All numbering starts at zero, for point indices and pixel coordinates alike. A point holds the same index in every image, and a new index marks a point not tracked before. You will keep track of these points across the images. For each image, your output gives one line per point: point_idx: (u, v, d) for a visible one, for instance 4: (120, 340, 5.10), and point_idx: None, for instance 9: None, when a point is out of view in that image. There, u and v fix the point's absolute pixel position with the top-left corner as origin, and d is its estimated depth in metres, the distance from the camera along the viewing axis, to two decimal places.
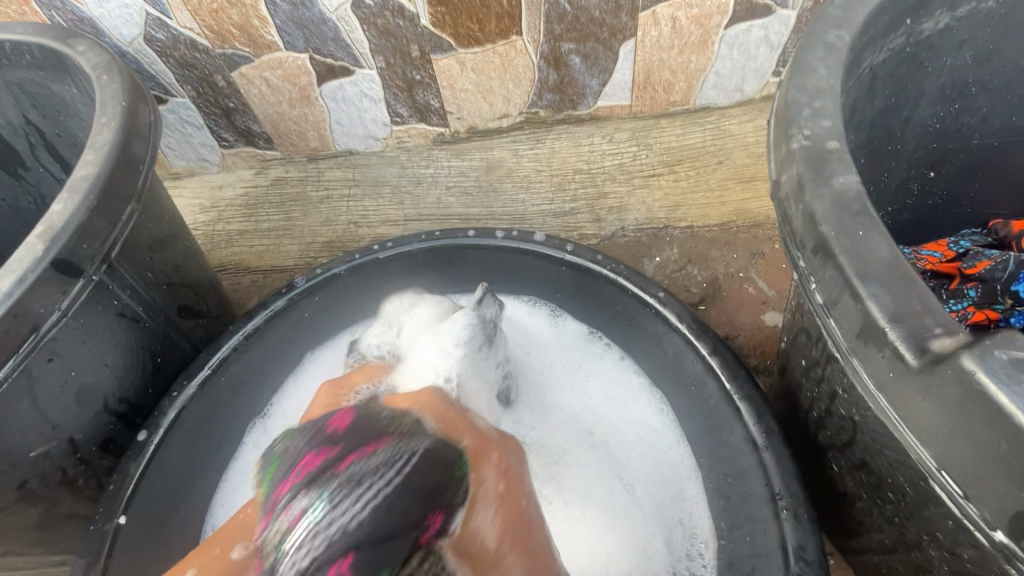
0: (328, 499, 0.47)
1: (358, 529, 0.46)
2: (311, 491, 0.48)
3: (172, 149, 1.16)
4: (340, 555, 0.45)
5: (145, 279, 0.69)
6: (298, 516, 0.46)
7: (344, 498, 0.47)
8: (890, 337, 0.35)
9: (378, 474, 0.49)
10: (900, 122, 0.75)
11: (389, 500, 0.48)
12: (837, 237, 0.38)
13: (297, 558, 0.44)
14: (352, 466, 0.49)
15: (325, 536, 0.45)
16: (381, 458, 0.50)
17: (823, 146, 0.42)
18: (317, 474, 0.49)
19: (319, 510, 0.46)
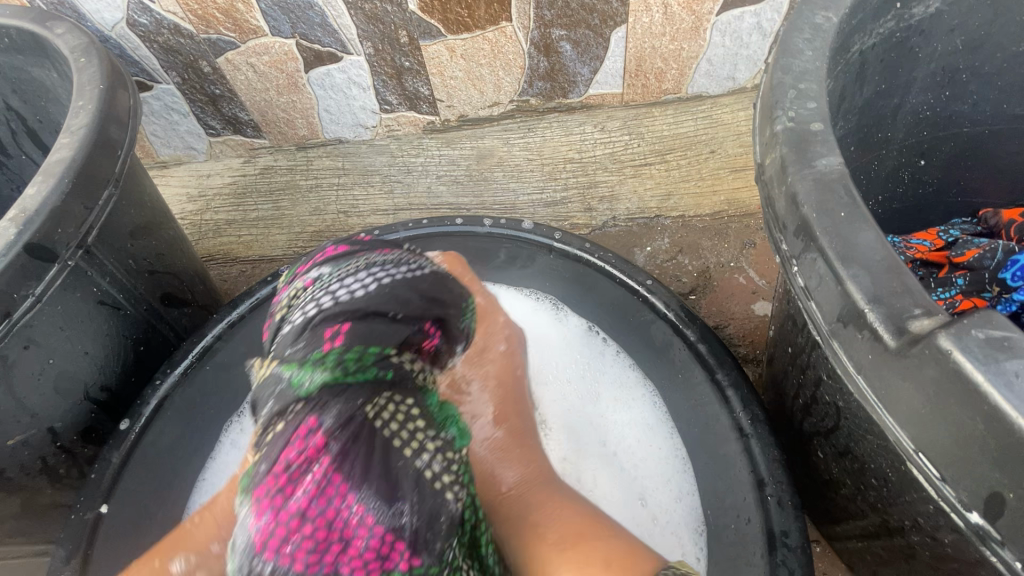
0: (346, 266, 0.58)
1: (359, 300, 0.55)
2: (329, 265, 0.59)
3: (158, 137, 1.15)
4: (332, 329, 0.52)
5: (125, 266, 0.68)
6: (316, 278, 0.58)
7: (372, 262, 0.58)
8: (869, 319, 0.34)
9: (385, 269, 0.58)
10: (890, 109, 0.75)
11: (392, 284, 0.57)
12: (818, 219, 0.38)
13: (307, 311, 0.55)
14: (366, 257, 0.59)
15: (325, 305, 0.55)
16: (395, 258, 0.60)
17: (807, 128, 0.42)
18: (341, 255, 0.60)
19: (334, 273, 0.58)
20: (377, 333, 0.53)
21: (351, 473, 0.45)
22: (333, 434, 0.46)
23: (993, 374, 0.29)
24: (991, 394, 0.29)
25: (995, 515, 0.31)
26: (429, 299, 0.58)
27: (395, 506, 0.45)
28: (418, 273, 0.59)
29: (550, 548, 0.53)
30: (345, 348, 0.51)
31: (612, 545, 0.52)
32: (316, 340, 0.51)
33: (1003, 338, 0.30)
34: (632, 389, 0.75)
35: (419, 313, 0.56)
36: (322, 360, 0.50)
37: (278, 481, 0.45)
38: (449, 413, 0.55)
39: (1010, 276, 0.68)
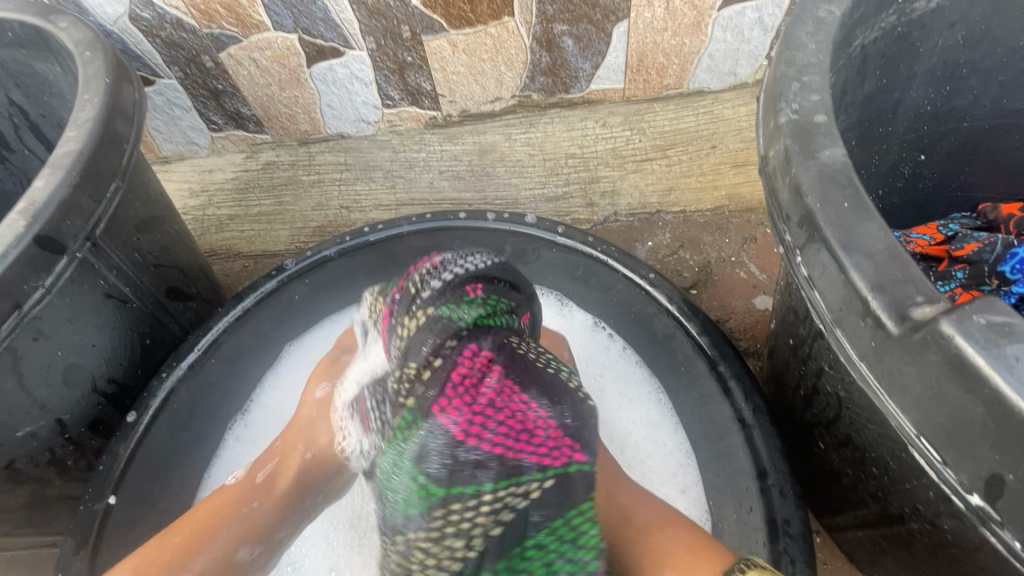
0: (454, 249, 0.62)
1: (486, 263, 0.59)
2: (435, 252, 0.62)
3: (160, 132, 1.15)
4: (471, 282, 0.56)
5: (131, 259, 0.69)
6: (437, 256, 0.60)
7: (470, 248, 0.64)
8: (871, 305, 0.35)
9: (481, 252, 0.64)
10: (892, 104, 0.75)
11: (495, 259, 0.63)
12: (822, 209, 0.38)
13: (449, 274, 0.57)
14: (462, 247, 0.65)
15: (464, 269, 0.57)
16: (477, 251, 0.66)
17: (811, 120, 0.42)
18: (435, 251, 0.64)
19: (446, 254, 0.61)
20: (508, 290, 0.59)
21: (519, 378, 0.53)
22: (499, 351, 0.53)
23: (993, 357, 0.30)
24: (992, 376, 0.30)
25: (996, 497, 0.32)
26: (518, 275, 0.66)
27: (560, 408, 0.52)
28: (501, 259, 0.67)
29: (644, 541, 0.58)
30: (487, 294, 0.56)
31: (698, 533, 0.58)
32: (463, 290, 0.56)
33: (1003, 323, 0.30)
34: (635, 387, 0.76)
35: (519, 283, 0.64)
36: (474, 302, 0.55)
37: (465, 381, 0.51)
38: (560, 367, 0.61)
39: (1009, 268, 0.68)
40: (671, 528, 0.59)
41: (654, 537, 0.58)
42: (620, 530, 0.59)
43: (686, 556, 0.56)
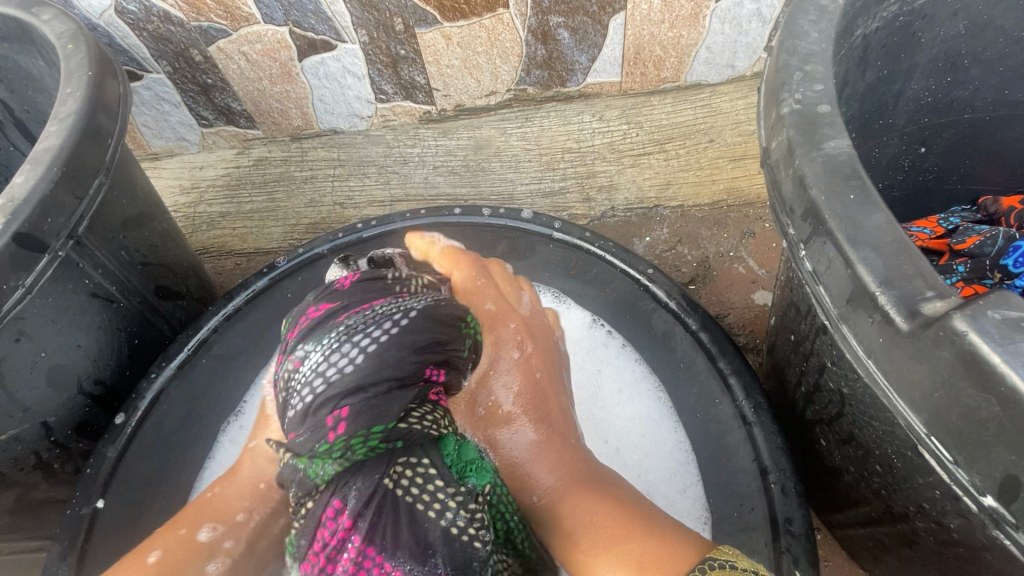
0: (322, 345, 0.47)
1: (346, 380, 0.45)
2: (309, 338, 0.49)
3: (149, 128, 1.13)
4: (332, 415, 0.44)
5: (118, 258, 0.67)
6: (302, 359, 0.48)
7: (346, 330, 0.47)
8: (879, 301, 0.33)
9: (361, 334, 0.47)
10: (892, 96, 0.74)
11: (378, 351, 0.46)
12: (827, 202, 0.37)
13: (306, 397, 0.46)
14: (342, 323, 0.48)
15: (315, 394, 0.46)
16: (373, 313, 0.48)
17: (814, 110, 0.41)
18: (323, 317, 0.49)
19: (315, 352, 0.47)
20: (380, 408, 0.45)
21: (383, 543, 0.41)
22: (360, 512, 0.42)
23: (1010, 353, 0.29)
24: (1008, 375, 0.29)
25: (1010, 499, 0.31)
26: (426, 343, 0.48)
27: (429, 564, 0.41)
28: (407, 319, 0.48)
29: (586, 553, 0.49)
30: (349, 434, 0.44)
31: (650, 532, 0.48)
32: (321, 427, 0.45)
33: (1018, 318, 0.29)
34: (636, 384, 0.74)
35: (416, 363, 0.48)
36: (329, 454, 0.44)
37: (316, 561, 0.43)
38: (469, 455, 0.50)
39: (1012, 262, 0.68)
40: (614, 537, 0.48)
41: (594, 557, 0.48)
42: (557, 541, 0.51)
43: (631, 571, 0.46)
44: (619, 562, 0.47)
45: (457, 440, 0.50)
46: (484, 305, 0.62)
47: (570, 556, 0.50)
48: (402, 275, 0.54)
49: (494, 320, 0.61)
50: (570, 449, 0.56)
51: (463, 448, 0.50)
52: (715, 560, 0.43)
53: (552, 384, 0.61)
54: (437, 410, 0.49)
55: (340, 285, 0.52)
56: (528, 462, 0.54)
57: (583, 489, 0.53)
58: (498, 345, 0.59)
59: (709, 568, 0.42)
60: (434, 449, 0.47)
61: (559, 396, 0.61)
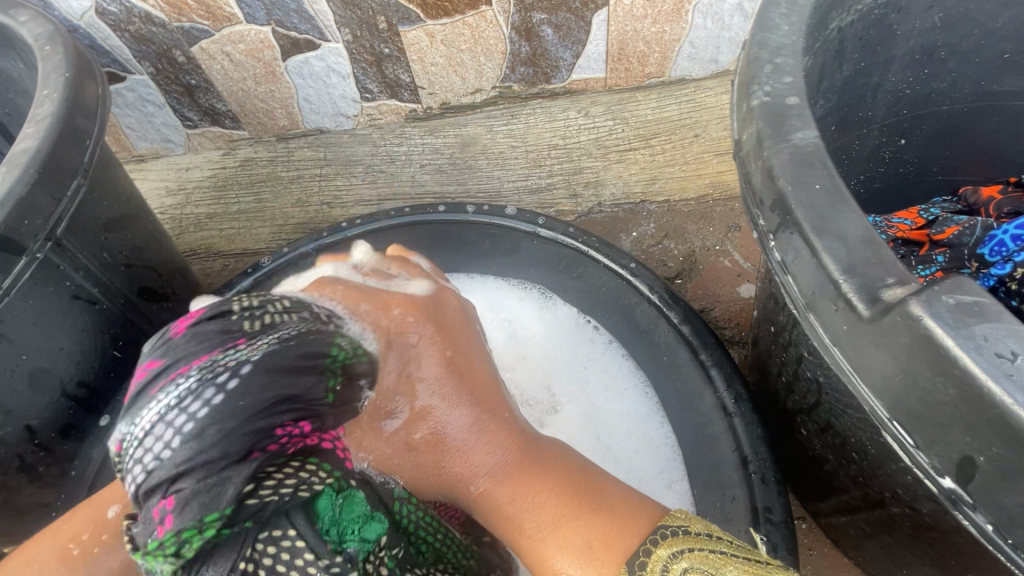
0: (139, 421, 0.38)
1: (166, 466, 0.36)
2: (126, 414, 0.39)
3: (133, 130, 1.12)
4: (161, 503, 0.36)
5: (100, 260, 0.67)
6: (120, 440, 0.38)
7: (170, 399, 0.38)
8: (843, 289, 0.34)
9: (189, 402, 0.37)
10: (871, 88, 0.75)
11: (207, 421, 0.37)
12: (794, 192, 0.37)
13: (135, 481, 0.37)
14: (163, 390, 0.38)
15: (140, 481, 0.37)
16: (202, 370, 0.39)
17: (783, 102, 0.41)
18: (144, 381, 0.39)
19: (132, 430, 0.38)
20: (213, 489, 0.36)
21: None
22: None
23: (962, 337, 0.29)
24: (960, 358, 0.29)
25: (967, 480, 0.31)
26: (274, 401, 0.39)
27: None
28: (237, 378, 0.39)
29: (533, 533, 0.47)
30: (181, 523, 0.35)
31: (600, 509, 0.47)
32: (149, 518, 0.36)
33: (972, 302, 0.30)
34: (623, 381, 0.75)
35: (261, 428, 0.39)
36: (161, 552, 0.36)
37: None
38: (354, 515, 0.41)
39: (989, 251, 0.68)
40: (563, 516, 0.47)
41: (542, 542, 0.47)
42: (502, 528, 0.49)
43: (579, 552, 0.46)
44: (568, 545, 0.46)
45: (340, 494, 0.41)
46: (360, 297, 0.51)
47: (518, 539, 0.48)
48: (251, 299, 0.44)
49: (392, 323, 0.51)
50: (507, 428, 0.51)
51: (348, 505, 0.41)
52: (670, 526, 0.46)
53: (470, 361, 0.54)
54: (302, 463, 0.40)
55: (173, 335, 0.42)
56: (462, 447, 0.50)
57: (527, 471, 0.49)
58: (395, 341, 0.50)
59: (659, 537, 0.45)
60: (300, 517, 0.38)
61: (483, 373, 0.54)
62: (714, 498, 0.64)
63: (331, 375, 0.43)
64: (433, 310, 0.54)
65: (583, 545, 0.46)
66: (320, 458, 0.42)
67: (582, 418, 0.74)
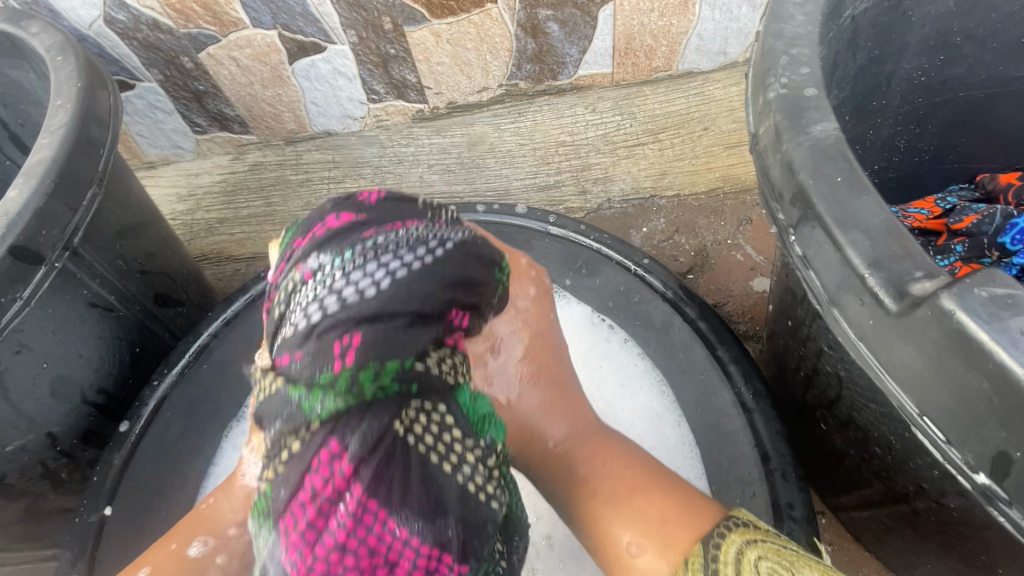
0: (341, 254, 0.42)
1: (361, 306, 0.41)
2: (317, 248, 0.43)
3: (144, 137, 1.13)
4: (343, 338, 0.41)
5: (116, 267, 0.68)
6: (311, 272, 0.42)
7: (376, 249, 0.43)
8: (868, 283, 0.33)
9: (391, 258, 0.43)
10: (884, 76, 0.74)
11: (410, 278, 0.43)
12: (815, 185, 0.37)
13: (303, 317, 0.41)
14: (373, 236, 0.43)
15: (322, 315, 0.41)
16: (413, 234, 0.45)
17: (801, 93, 0.41)
18: (349, 224, 0.44)
19: (329, 263, 0.42)
20: (400, 343, 0.42)
21: (389, 496, 0.39)
22: (364, 458, 0.39)
23: (996, 330, 0.29)
24: (996, 352, 0.29)
25: (1002, 475, 0.31)
26: (464, 282, 0.46)
27: (440, 522, 0.41)
28: (444, 250, 0.45)
29: (601, 505, 0.54)
30: (363, 360, 0.41)
31: (671, 489, 0.53)
32: (322, 354, 0.40)
33: (1006, 295, 0.29)
34: (640, 379, 0.74)
35: (447, 304, 0.45)
36: (333, 384, 0.40)
37: (299, 517, 0.39)
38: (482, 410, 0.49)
39: (1009, 239, 0.68)
40: (634, 491, 0.53)
41: (612, 508, 0.53)
42: (570, 491, 0.56)
43: (650, 524, 0.51)
44: (638, 517, 0.51)
45: (472, 392, 0.50)
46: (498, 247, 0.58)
47: (590, 506, 0.55)
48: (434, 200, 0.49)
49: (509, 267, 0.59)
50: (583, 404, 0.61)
51: (477, 401, 0.49)
52: (737, 519, 0.49)
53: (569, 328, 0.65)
54: (460, 353, 0.47)
55: (364, 197, 0.46)
56: (549, 407, 0.59)
57: (599, 444, 0.58)
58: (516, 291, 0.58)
59: (733, 525, 0.48)
60: (450, 396, 0.46)
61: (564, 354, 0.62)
62: (734, 496, 0.63)
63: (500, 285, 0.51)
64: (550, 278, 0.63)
65: (653, 523, 0.51)
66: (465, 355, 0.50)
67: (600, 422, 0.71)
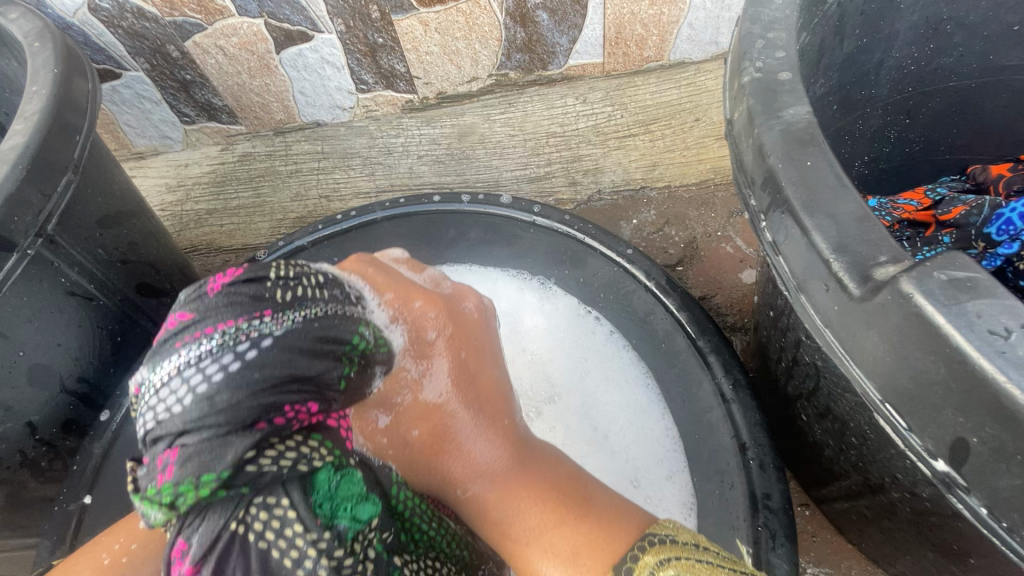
0: (159, 370, 0.43)
1: (175, 421, 0.41)
2: (148, 358, 0.44)
3: (132, 127, 1.13)
4: (166, 452, 0.41)
5: (96, 257, 0.67)
6: (140, 383, 0.44)
7: (188, 360, 0.42)
8: (833, 268, 0.33)
9: (207, 364, 0.42)
10: (873, 65, 0.73)
11: (228, 382, 0.42)
12: (784, 169, 0.36)
13: (140, 428, 0.43)
14: (185, 347, 0.42)
15: (149, 427, 0.42)
16: (226, 335, 0.43)
17: (774, 78, 0.40)
18: (169, 335, 0.43)
19: (151, 376, 0.43)
20: (214, 452, 0.40)
21: None
22: (201, 560, 0.40)
23: (953, 314, 0.28)
24: (952, 335, 0.28)
25: (961, 461, 0.30)
26: (288, 377, 0.44)
27: None
28: (256, 350, 0.43)
29: (518, 543, 0.51)
30: (180, 476, 0.40)
31: (588, 517, 0.50)
32: (152, 466, 0.41)
33: (966, 278, 0.29)
34: (624, 371, 0.74)
35: (272, 400, 0.43)
36: (158, 498, 0.40)
37: None
38: (347, 495, 0.44)
39: (996, 230, 0.67)
40: (547, 526, 0.50)
41: (528, 546, 0.50)
42: (490, 531, 0.54)
43: (564, 557, 0.48)
44: (551, 552, 0.49)
45: (339, 471, 0.46)
46: (390, 288, 0.56)
47: (510, 548, 0.52)
48: (288, 270, 0.47)
49: (402, 306, 0.56)
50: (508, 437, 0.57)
51: (345, 483, 0.45)
52: (656, 536, 0.46)
53: (480, 364, 0.60)
54: (305, 441, 0.45)
55: (209, 291, 0.45)
56: (460, 448, 0.56)
57: (512, 480, 0.54)
58: (408, 331, 0.56)
59: (647, 545, 0.45)
60: (299, 490, 0.42)
61: (487, 383, 0.60)
62: (713, 486, 0.64)
63: (349, 362, 0.49)
64: (453, 310, 0.60)
65: (568, 553, 0.48)
66: (322, 436, 0.47)
67: (585, 414, 0.74)
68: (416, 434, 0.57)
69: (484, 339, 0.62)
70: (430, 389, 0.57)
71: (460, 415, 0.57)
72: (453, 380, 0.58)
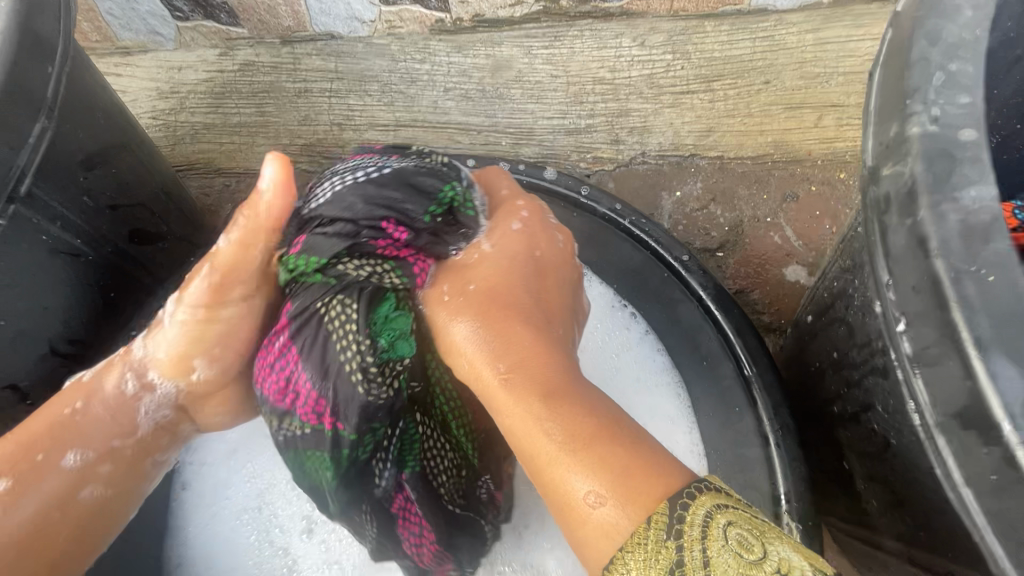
0: (321, 175, 0.56)
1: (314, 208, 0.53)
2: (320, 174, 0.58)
3: (114, 16, 0.97)
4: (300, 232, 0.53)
5: (78, 205, 0.59)
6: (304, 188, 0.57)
7: (336, 170, 0.55)
8: (1007, 436, 0.27)
9: (346, 174, 0.54)
10: (1008, 63, 0.61)
11: (346, 188, 0.52)
12: (955, 282, 0.29)
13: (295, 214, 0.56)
14: (343, 164, 0.56)
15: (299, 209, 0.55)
16: (365, 161, 0.54)
17: (953, 136, 0.31)
18: (341, 159, 0.58)
19: (314, 182, 0.56)
20: (323, 246, 0.51)
21: (301, 347, 0.51)
22: (293, 315, 0.52)
23: None
24: None
25: None
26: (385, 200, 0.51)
27: (324, 382, 0.51)
28: (379, 173, 0.53)
29: (552, 446, 0.44)
30: (299, 254, 0.52)
31: (643, 446, 0.43)
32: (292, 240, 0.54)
33: None
34: (656, 375, 0.71)
35: (370, 216, 0.51)
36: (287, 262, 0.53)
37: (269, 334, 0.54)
38: (397, 327, 0.53)
39: None
40: (595, 442, 0.43)
41: (566, 459, 0.43)
42: (516, 429, 0.47)
43: (609, 478, 0.41)
44: (595, 471, 0.42)
45: (397, 309, 0.53)
46: (505, 184, 0.62)
47: (543, 454, 0.44)
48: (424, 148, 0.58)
49: (503, 201, 0.60)
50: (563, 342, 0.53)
51: (398, 318, 0.53)
52: (705, 483, 0.39)
53: (553, 269, 0.59)
54: (381, 263, 0.52)
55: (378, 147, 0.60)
56: (513, 327, 0.52)
57: (556, 382, 0.48)
58: (495, 222, 0.59)
59: (697, 490, 0.38)
60: (370, 300, 0.51)
61: (554, 287, 0.58)
62: None
63: (437, 205, 0.54)
64: (540, 222, 0.60)
65: (619, 475, 0.41)
66: (398, 266, 0.53)
67: None
68: (470, 298, 0.54)
69: (568, 267, 0.61)
70: (499, 262, 0.56)
71: (526, 305, 0.54)
72: (523, 269, 0.56)
